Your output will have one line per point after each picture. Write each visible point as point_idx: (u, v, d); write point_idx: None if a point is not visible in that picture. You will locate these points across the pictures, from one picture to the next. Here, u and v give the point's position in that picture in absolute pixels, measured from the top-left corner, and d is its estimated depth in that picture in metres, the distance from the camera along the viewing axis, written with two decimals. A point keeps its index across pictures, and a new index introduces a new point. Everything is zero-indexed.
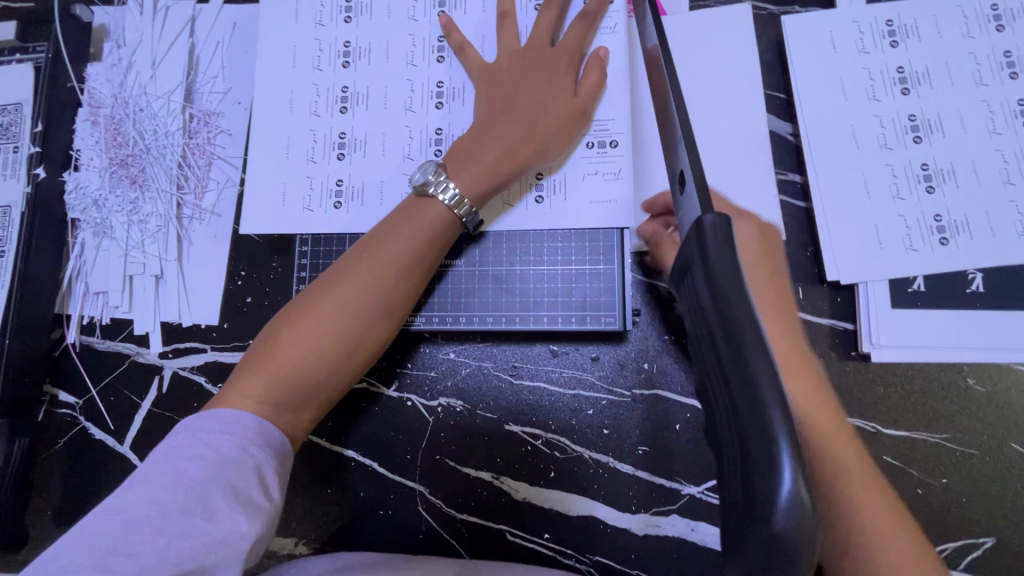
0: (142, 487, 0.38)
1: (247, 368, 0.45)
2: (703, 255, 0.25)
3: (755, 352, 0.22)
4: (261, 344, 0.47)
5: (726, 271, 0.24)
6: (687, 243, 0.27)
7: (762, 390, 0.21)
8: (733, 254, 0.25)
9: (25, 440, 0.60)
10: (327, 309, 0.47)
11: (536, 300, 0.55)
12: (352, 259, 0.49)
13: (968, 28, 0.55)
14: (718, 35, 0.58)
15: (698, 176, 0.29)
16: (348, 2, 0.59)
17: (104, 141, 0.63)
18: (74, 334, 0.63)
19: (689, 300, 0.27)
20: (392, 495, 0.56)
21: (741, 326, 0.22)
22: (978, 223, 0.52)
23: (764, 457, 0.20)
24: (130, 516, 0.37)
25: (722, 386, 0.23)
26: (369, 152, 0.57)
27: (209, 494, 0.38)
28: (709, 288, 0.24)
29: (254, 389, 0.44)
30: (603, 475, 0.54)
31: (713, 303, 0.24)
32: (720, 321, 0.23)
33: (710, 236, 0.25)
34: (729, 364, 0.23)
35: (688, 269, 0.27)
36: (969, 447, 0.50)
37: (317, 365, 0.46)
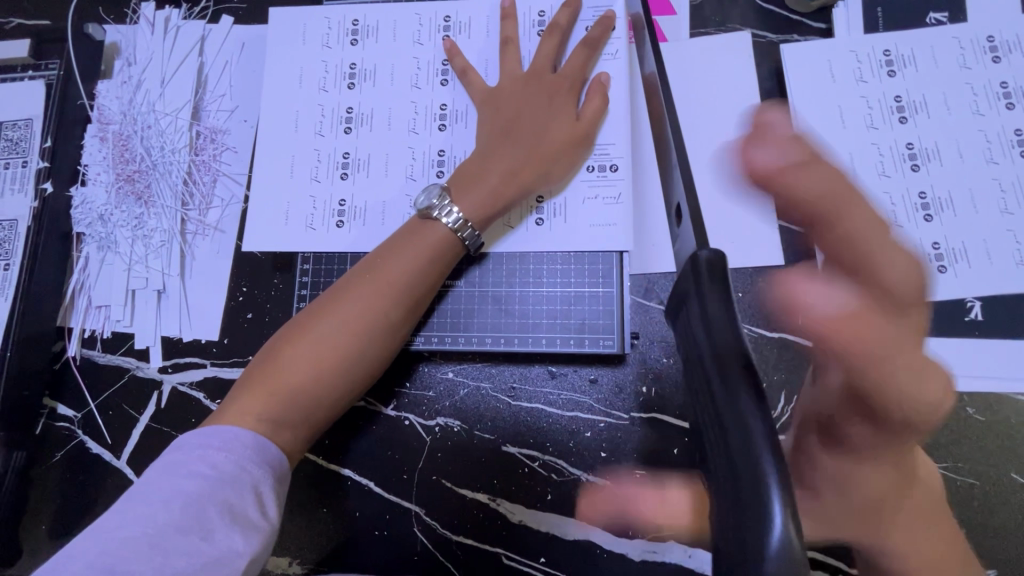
0: (139, 505, 0.38)
1: (244, 388, 0.45)
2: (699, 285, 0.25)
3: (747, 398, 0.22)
4: (259, 363, 0.47)
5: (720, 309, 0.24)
6: (682, 276, 0.27)
7: (757, 440, 0.21)
8: (728, 292, 0.25)
9: (23, 453, 0.60)
10: (327, 330, 0.47)
11: (535, 322, 0.55)
12: (353, 280, 0.50)
13: (965, 59, 0.55)
14: (719, 62, 0.59)
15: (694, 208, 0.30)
16: (355, 26, 0.61)
17: (111, 157, 0.64)
18: (75, 347, 0.63)
19: (684, 336, 0.26)
20: (387, 515, 0.56)
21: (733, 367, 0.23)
22: (976, 251, 0.52)
23: (757, 503, 0.20)
24: (126, 533, 0.37)
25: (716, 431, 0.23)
26: (372, 172, 0.58)
27: (205, 514, 0.38)
28: (705, 324, 0.24)
29: (251, 410, 0.44)
30: (600, 498, 0.54)
31: (710, 342, 0.24)
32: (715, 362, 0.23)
33: (708, 271, 0.25)
34: (725, 408, 0.22)
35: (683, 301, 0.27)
36: (969, 477, 0.50)
37: (318, 384, 0.46)
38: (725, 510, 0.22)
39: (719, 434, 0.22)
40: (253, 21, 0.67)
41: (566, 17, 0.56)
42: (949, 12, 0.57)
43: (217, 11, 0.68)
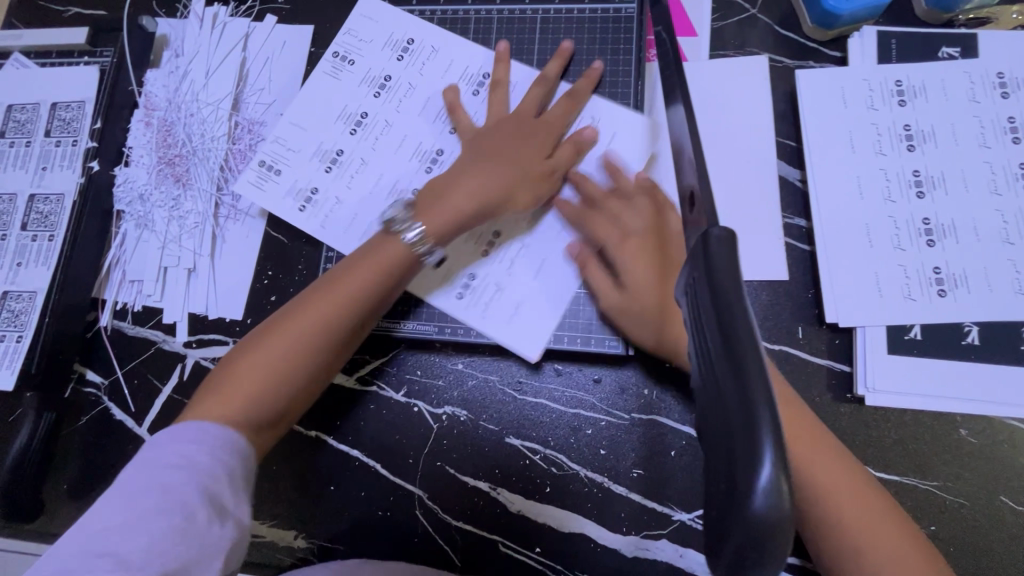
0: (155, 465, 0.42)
1: (261, 335, 0.50)
2: (708, 268, 0.28)
3: (751, 355, 0.24)
4: (275, 316, 0.52)
5: (728, 279, 0.27)
6: (693, 254, 0.30)
7: (750, 380, 0.24)
8: (734, 265, 0.27)
9: (52, 415, 0.63)
10: (282, 340, 0.49)
11: (486, 313, 0.58)
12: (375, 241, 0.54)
13: (975, 93, 0.57)
14: (736, 82, 0.61)
15: (710, 200, 0.32)
16: (405, 45, 0.65)
17: (154, 141, 0.68)
18: (106, 318, 0.66)
19: (694, 309, 0.29)
20: (392, 497, 0.58)
21: (740, 341, 0.25)
22: (976, 278, 0.54)
23: (751, 447, 0.23)
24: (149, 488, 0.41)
25: (717, 376, 0.26)
26: (378, 140, 0.63)
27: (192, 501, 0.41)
28: (710, 288, 0.27)
29: (260, 361, 0.49)
30: (597, 494, 0.56)
31: (713, 307, 0.27)
32: (717, 319, 0.26)
33: (715, 244, 0.28)
34: (727, 373, 0.25)
35: (693, 275, 0.30)
36: (958, 497, 0.51)
37: (288, 373, 0.49)
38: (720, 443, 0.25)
39: (720, 394, 0.25)
40: (296, 20, 0.71)
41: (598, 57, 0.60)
42: (961, 48, 0.59)
43: (261, 11, 0.72)
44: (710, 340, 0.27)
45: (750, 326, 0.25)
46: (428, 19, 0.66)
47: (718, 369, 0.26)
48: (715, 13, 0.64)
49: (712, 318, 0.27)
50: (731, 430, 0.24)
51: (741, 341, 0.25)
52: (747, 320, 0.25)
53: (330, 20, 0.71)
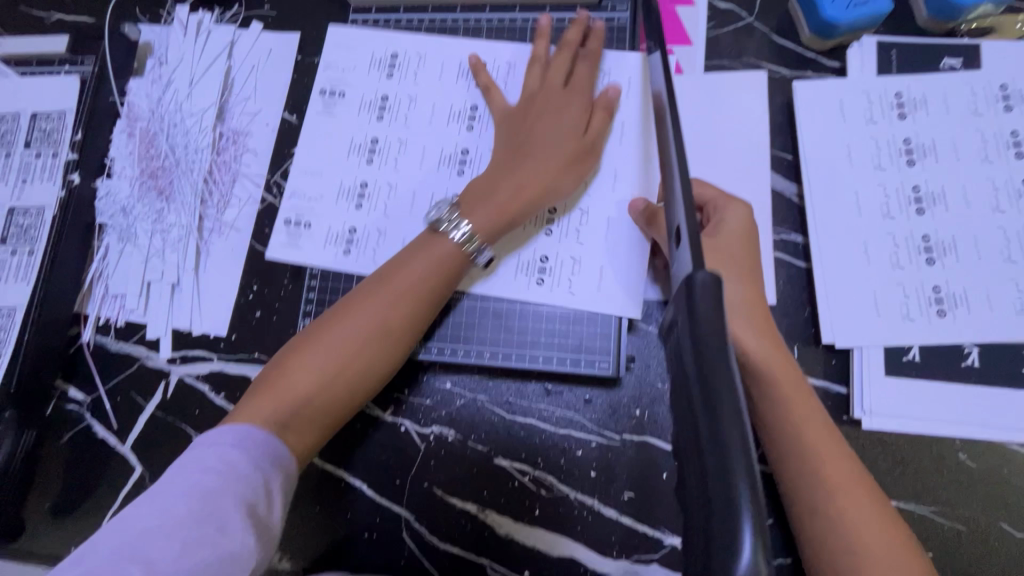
0: (190, 471, 0.42)
1: (308, 337, 0.50)
2: (691, 316, 0.27)
3: (730, 416, 0.24)
4: (324, 318, 0.52)
5: (713, 332, 0.26)
6: (677, 297, 0.29)
7: (730, 444, 0.23)
8: (718, 316, 0.27)
9: (33, 433, 0.61)
10: (324, 348, 0.49)
11: (573, 290, 0.56)
12: (422, 240, 0.53)
13: (977, 105, 0.56)
14: (731, 93, 0.60)
15: (695, 234, 0.30)
16: (393, 60, 0.62)
17: (137, 152, 0.67)
18: (89, 333, 0.65)
19: (674, 357, 0.28)
20: (378, 518, 0.57)
21: (722, 402, 0.24)
22: (976, 298, 0.52)
23: (727, 517, 0.22)
24: (185, 494, 0.40)
25: (692, 433, 0.25)
26: (398, 160, 0.60)
27: (224, 508, 0.40)
28: (693, 340, 0.27)
29: (310, 363, 0.49)
30: (587, 517, 0.54)
31: (695, 362, 0.26)
32: (699, 375, 0.25)
33: (699, 292, 0.27)
34: (704, 432, 0.24)
35: (675, 323, 0.29)
36: (956, 523, 0.50)
37: (330, 382, 0.49)
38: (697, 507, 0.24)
39: (695, 452, 0.25)
40: (282, 28, 0.70)
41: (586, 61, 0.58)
42: (964, 58, 0.57)
43: (247, 17, 0.71)
44: (688, 396, 0.26)
45: (732, 387, 0.25)
46: (415, 27, 0.64)
47: (693, 427, 0.25)
48: (710, 22, 0.63)
49: (692, 373, 0.26)
50: (704, 492, 0.23)
51: (722, 402, 0.24)
52: (730, 379, 0.25)
53: (317, 28, 0.69)
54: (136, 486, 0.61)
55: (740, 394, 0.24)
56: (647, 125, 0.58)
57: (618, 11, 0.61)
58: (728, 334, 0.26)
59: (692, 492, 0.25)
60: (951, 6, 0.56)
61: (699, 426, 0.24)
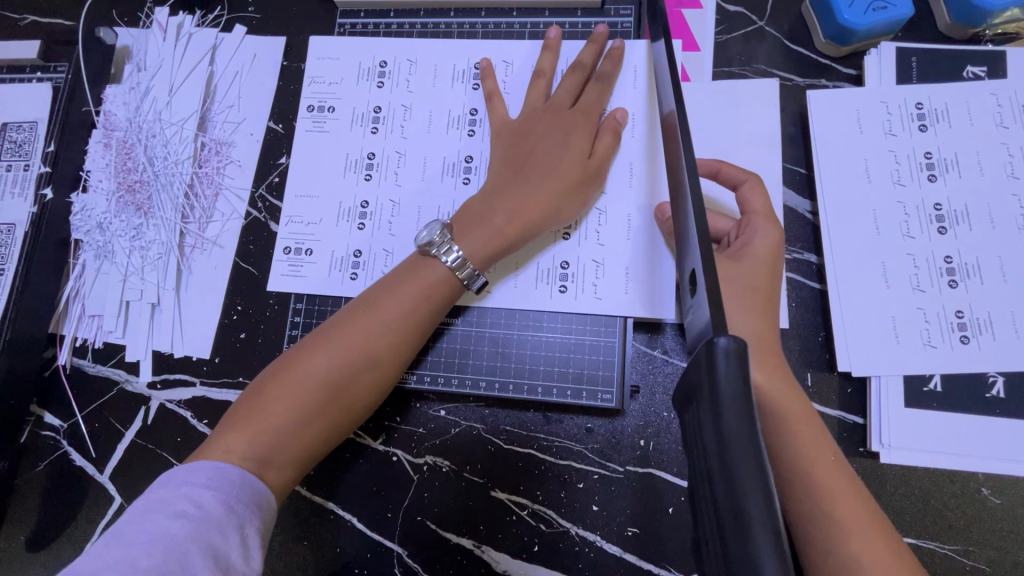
0: (158, 517, 0.39)
1: (281, 369, 0.47)
2: (713, 390, 0.25)
3: (764, 536, 0.21)
4: (299, 348, 0.48)
5: (739, 410, 0.23)
6: (695, 365, 0.26)
7: (758, 545, 0.21)
8: (743, 391, 0.24)
9: (6, 462, 0.58)
10: (302, 378, 0.46)
11: (599, 295, 0.53)
12: (412, 262, 0.50)
13: (1002, 117, 0.53)
14: (741, 103, 0.56)
15: (713, 285, 0.28)
16: (383, 68, 0.59)
17: (114, 165, 0.63)
18: (66, 356, 0.62)
19: (691, 431, 0.26)
20: (369, 553, 0.54)
21: (755, 518, 0.21)
22: (1002, 323, 0.49)
23: None
24: (150, 544, 0.38)
25: (715, 544, 0.22)
26: (399, 174, 0.56)
27: (191, 556, 0.38)
28: (717, 432, 0.24)
29: (284, 398, 0.46)
30: (589, 554, 0.52)
31: (720, 461, 0.23)
32: (726, 480, 0.23)
33: (722, 362, 0.25)
34: (733, 547, 0.22)
35: (692, 396, 0.26)
36: (979, 563, 0.47)
37: (308, 415, 0.46)
38: None
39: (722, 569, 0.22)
40: (267, 32, 0.66)
41: (590, 55, 0.55)
42: (988, 67, 0.54)
43: (230, 20, 0.67)
44: (712, 495, 0.23)
45: (765, 497, 0.22)
46: (407, 33, 0.60)
47: (719, 537, 0.22)
48: (719, 26, 0.59)
49: (715, 466, 0.23)
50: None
51: (754, 516, 0.22)
52: (763, 487, 0.22)
53: (303, 31, 0.66)
54: (116, 517, 0.58)
55: (773, 505, 0.22)
56: (654, 130, 0.54)
57: (622, 16, 0.57)
58: (758, 426, 0.24)
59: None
60: (976, 11, 0.53)
61: (727, 542, 0.22)
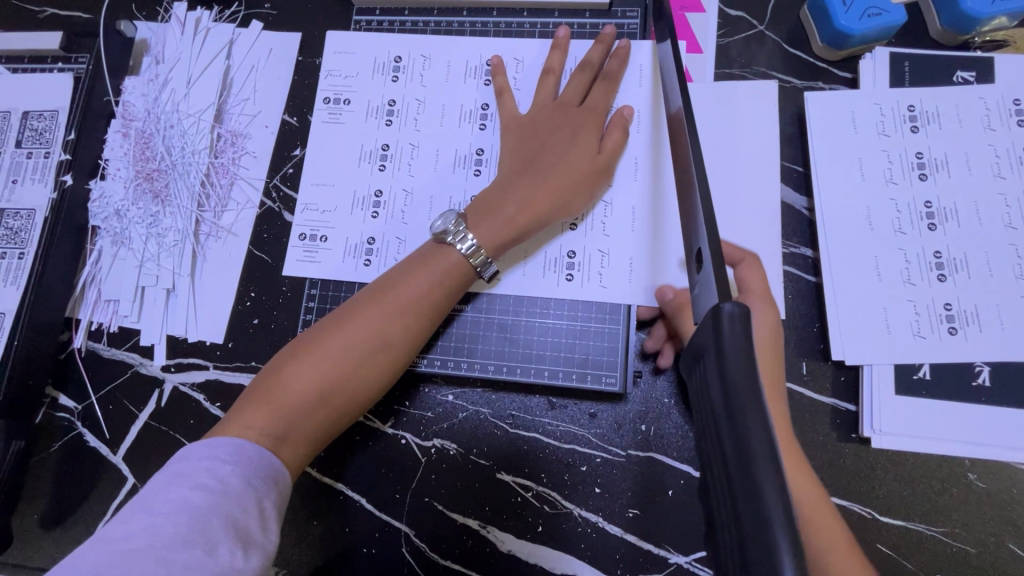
0: (180, 489, 0.40)
1: (299, 350, 0.49)
2: (719, 349, 0.27)
3: (766, 472, 0.23)
4: (315, 330, 0.50)
5: (742, 362, 0.25)
6: (702, 330, 0.28)
7: (760, 477, 0.23)
8: (746, 347, 0.26)
9: (21, 442, 0.59)
10: (317, 361, 0.48)
11: (604, 284, 0.55)
12: (427, 250, 0.52)
13: (990, 120, 0.55)
14: (741, 103, 0.59)
15: (717, 261, 0.30)
16: (397, 63, 0.61)
17: (132, 154, 0.65)
18: (81, 339, 0.63)
19: (698, 390, 0.28)
20: (377, 533, 0.56)
21: (757, 455, 0.23)
22: (988, 316, 0.52)
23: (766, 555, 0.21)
24: (173, 514, 0.39)
25: (725, 485, 0.24)
26: (412, 165, 0.58)
27: (213, 527, 0.39)
28: (722, 384, 0.26)
29: (301, 377, 0.47)
30: (591, 534, 0.53)
31: (725, 408, 0.25)
32: (729, 425, 0.25)
33: (727, 322, 0.27)
34: (739, 484, 0.23)
35: (699, 358, 0.28)
36: (966, 544, 0.49)
37: (323, 396, 0.48)
38: (732, 544, 0.23)
39: (730, 505, 0.24)
40: (283, 28, 0.68)
41: (598, 54, 0.57)
42: (977, 72, 0.57)
43: (247, 16, 0.69)
44: (720, 442, 0.25)
45: (766, 437, 0.24)
46: (420, 30, 0.62)
47: (727, 475, 0.24)
48: (721, 29, 0.62)
49: (722, 415, 0.25)
50: (741, 551, 0.23)
51: (756, 454, 0.23)
52: (764, 429, 0.24)
53: (318, 28, 0.68)
54: (129, 497, 0.59)
55: (774, 445, 0.23)
56: (659, 129, 0.57)
57: (629, 18, 0.59)
58: (759, 377, 0.25)
59: (724, 548, 0.24)
60: (966, 18, 0.55)
61: (734, 481, 0.24)
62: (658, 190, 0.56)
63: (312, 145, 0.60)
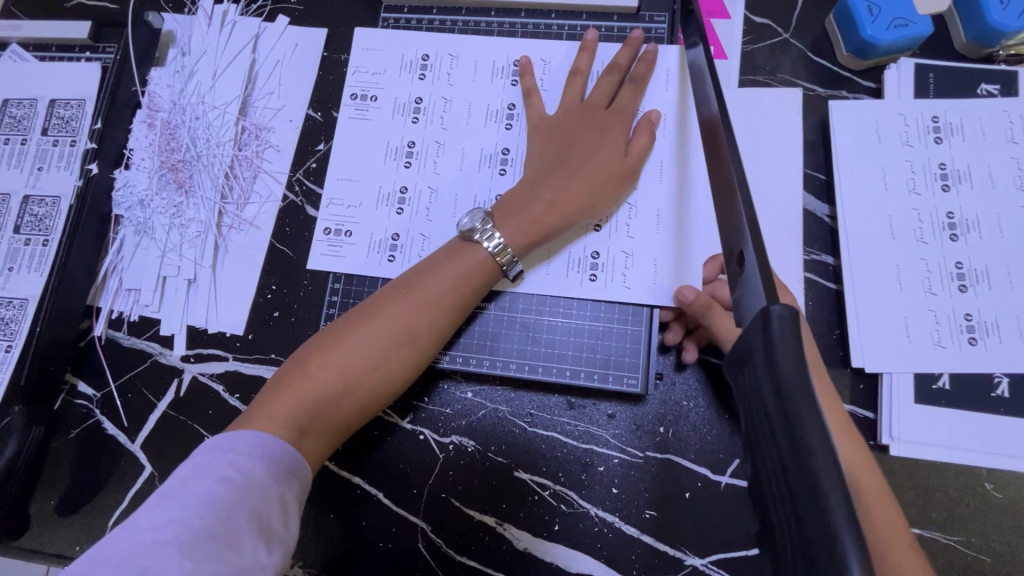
0: (206, 481, 0.40)
1: (325, 342, 0.49)
2: (769, 348, 0.27)
3: (826, 468, 0.23)
4: (340, 324, 0.50)
5: (792, 361, 0.26)
6: (749, 331, 0.29)
7: (819, 474, 0.23)
8: (796, 347, 0.27)
9: (41, 429, 0.60)
10: (342, 354, 0.48)
11: (627, 285, 0.55)
12: (454, 246, 0.53)
13: (1014, 133, 0.55)
14: (766, 111, 0.59)
15: (762, 262, 0.31)
16: (425, 61, 0.61)
17: (157, 144, 0.65)
18: (101, 327, 0.63)
19: (746, 390, 0.28)
20: (393, 528, 0.56)
21: (814, 450, 0.24)
22: (1008, 327, 0.52)
23: (832, 551, 0.22)
24: (199, 505, 0.39)
25: (780, 481, 0.25)
26: (438, 163, 0.59)
27: (238, 520, 0.39)
28: (773, 382, 0.26)
29: (327, 370, 0.48)
30: (608, 534, 0.54)
31: (778, 408, 0.26)
32: (785, 424, 0.25)
33: (776, 322, 0.27)
34: (798, 480, 0.24)
35: (747, 358, 0.28)
36: (981, 553, 0.50)
37: (347, 389, 0.48)
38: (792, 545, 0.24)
39: (789, 502, 0.24)
40: (309, 23, 0.69)
41: (626, 57, 0.57)
42: (1001, 85, 0.57)
43: (274, 11, 0.69)
44: (774, 440, 0.25)
45: (824, 434, 0.24)
46: (448, 29, 0.62)
47: (784, 473, 0.25)
48: (747, 36, 0.62)
49: (776, 413, 0.26)
50: (800, 546, 0.23)
51: (815, 452, 0.24)
52: (820, 427, 0.24)
53: (345, 25, 0.68)
54: (146, 486, 0.60)
55: (830, 441, 0.24)
56: (684, 134, 0.57)
57: (657, 23, 0.60)
58: (809, 375, 0.26)
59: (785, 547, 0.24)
60: (991, 32, 0.56)
61: (792, 477, 0.24)
62: (682, 195, 0.56)
63: (339, 140, 0.60)
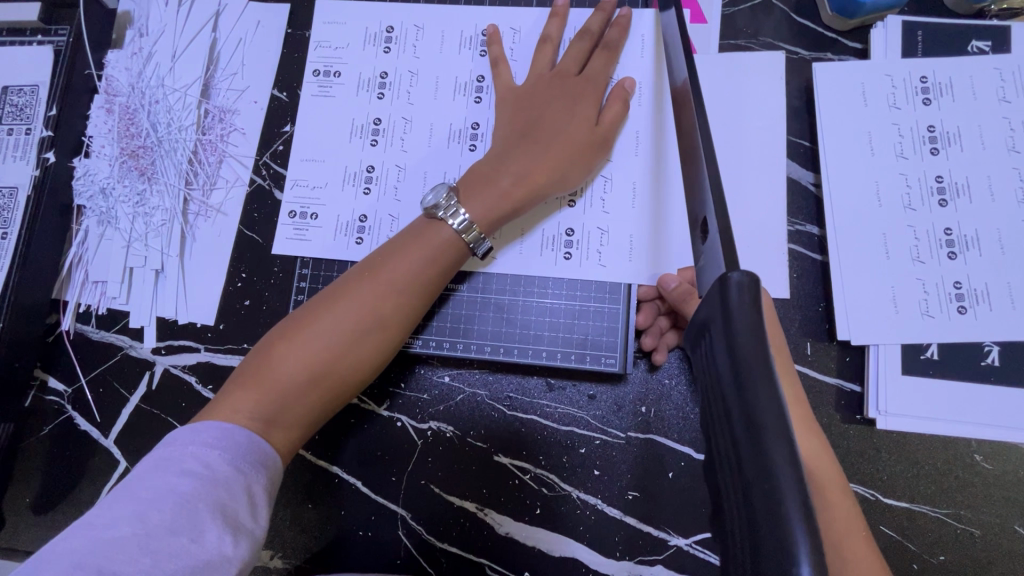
0: (165, 475, 0.39)
1: (289, 330, 0.47)
2: (727, 319, 0.26)
3: (778, 444, 0.22)
4: (305, 311, 0.49)
5: (748, 331, 0.25)
6: (708, 302, 0.27)
7: (770, 450, 0.22)
8: (753, 317, 0.25)
9: (10, 426, 0.59)
10: (308, 341, 0.46)
11: (603, 262, 0.53)
12: (420, 226, 0.51)
13: (1005, 92, 0.53)
14: (747, 76, 0.56)
15: (726, 230, 0.29)
16: (390, 33, 0.58)
17: (116, 130, 0.63)
18: (69, 321, 0.62)
19: (703, 362, 0.27)
20: (373, 516, 0.55)
21: (767, 425, 0.22)
22: (999, 294, 0.50)
23: (779, 533, 0.20)
24: (159, 500, 0.37)
25: (731, 459, 0.23)
26: (405, 140, 0.56)
27: (201, 513, 0.38)
28: (729, 355, 0.25)
29: (291, 358, 0.46)
30: (589, 517, 0.53)
31: (733, 382, 0.24)
32: (738, 398, 0.24)
33: (735, 291, 0.26)
34: (748, 456, 0.22)
35: (705, 330, 0.27)
36: (970, 525, 0.49)
37: (314, 377, 0.46)
38: (741, 528, 0.22)
39: (739, 484, 0.23)
40: None
41: (598, 22, 0.55)
42: (992, 42, 0.55)
43: None
44: (727, 416, 0.24)
45: (776, 407, 0.23)
46: None
47: (735, 450, 0.23)
48: None
49: (731, 386, 0.24)
50: (750, 530, 0.22)
51: (767, 426, 0.22)
52: (775, 403, 0.23)
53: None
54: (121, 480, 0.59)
55: (785, 416, 0.22)
56: (659, 103, 0.55)
57: None
58: (768, 350, 0.24)
59: (733, 529, 0.23)
60: None
61: (742, 453, 0.23)
62: (658, 167, 0.54)
63: (302, 119, 0.58)
